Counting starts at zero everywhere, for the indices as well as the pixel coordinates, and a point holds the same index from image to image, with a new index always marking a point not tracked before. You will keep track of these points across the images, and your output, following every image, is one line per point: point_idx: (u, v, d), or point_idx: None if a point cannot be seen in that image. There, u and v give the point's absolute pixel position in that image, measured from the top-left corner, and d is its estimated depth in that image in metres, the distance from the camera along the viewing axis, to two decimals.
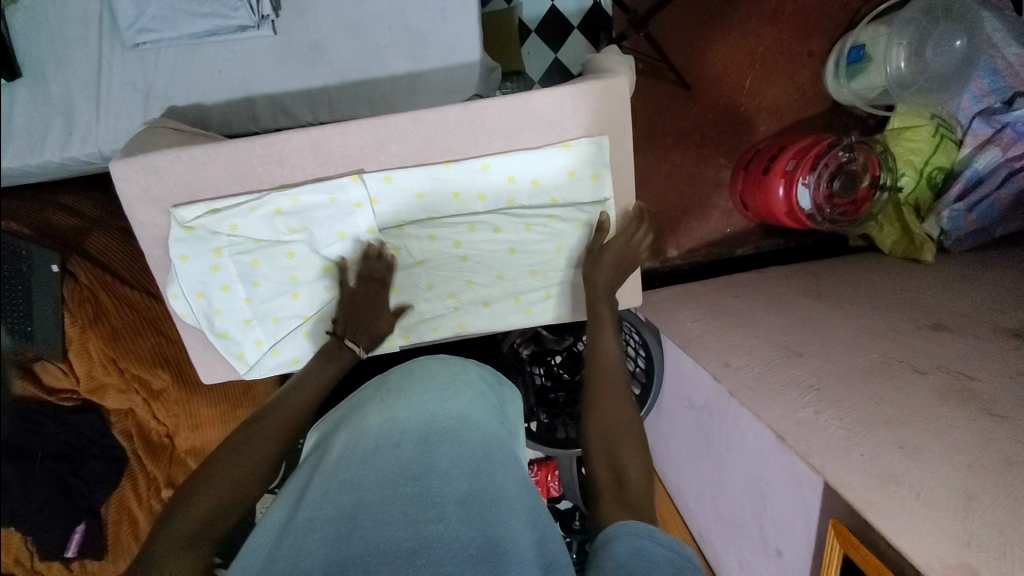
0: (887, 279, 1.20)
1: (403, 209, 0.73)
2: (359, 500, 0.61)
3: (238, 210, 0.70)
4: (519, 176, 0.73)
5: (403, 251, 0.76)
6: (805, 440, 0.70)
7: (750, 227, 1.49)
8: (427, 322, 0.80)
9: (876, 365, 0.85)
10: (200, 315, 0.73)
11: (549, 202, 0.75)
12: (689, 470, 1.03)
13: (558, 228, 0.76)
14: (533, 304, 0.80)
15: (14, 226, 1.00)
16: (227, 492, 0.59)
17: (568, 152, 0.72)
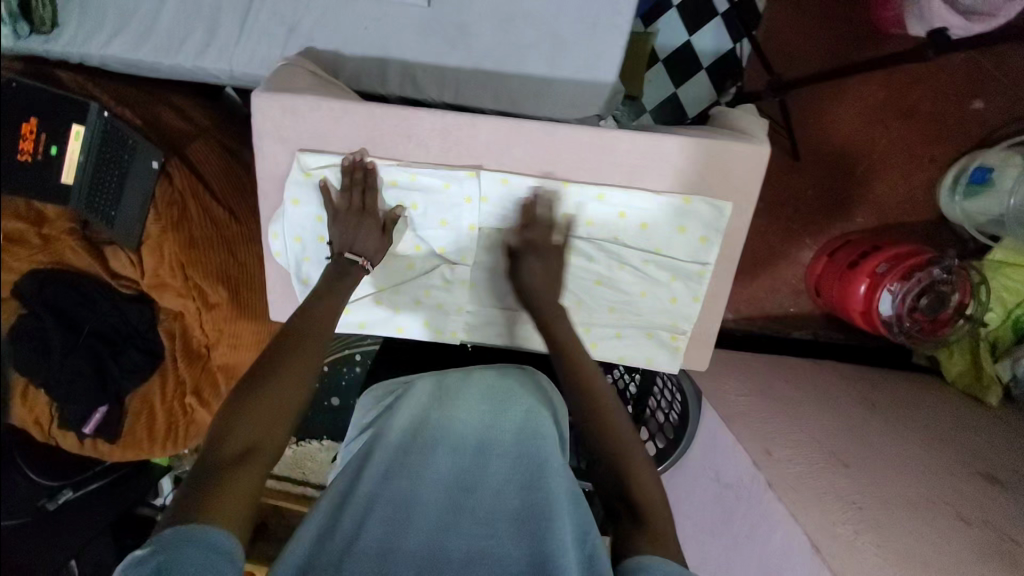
0: (946, 409, 1.15)
1: (510, 213, 0.73)
2: (418, 496, 0.69)
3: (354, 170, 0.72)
4: (630, 214, 0.71)
5: (493, 251, 0.75)
6: (841, 558, 0.68)
7: (814, 313, 1.47)
8: (493, 325, 0.79)
9: (925, 503, 0.81)
10: (291, 258, 0.76)
11: (653, 249, 0.73)
12: (693, 538, 1.02)
13: (653, 276, 0.74)
14: (602, 339, 0.78)
15: (131, 117, 1.10)
16: (255, 438, 0.64)
17: (687, 206, 0.70)
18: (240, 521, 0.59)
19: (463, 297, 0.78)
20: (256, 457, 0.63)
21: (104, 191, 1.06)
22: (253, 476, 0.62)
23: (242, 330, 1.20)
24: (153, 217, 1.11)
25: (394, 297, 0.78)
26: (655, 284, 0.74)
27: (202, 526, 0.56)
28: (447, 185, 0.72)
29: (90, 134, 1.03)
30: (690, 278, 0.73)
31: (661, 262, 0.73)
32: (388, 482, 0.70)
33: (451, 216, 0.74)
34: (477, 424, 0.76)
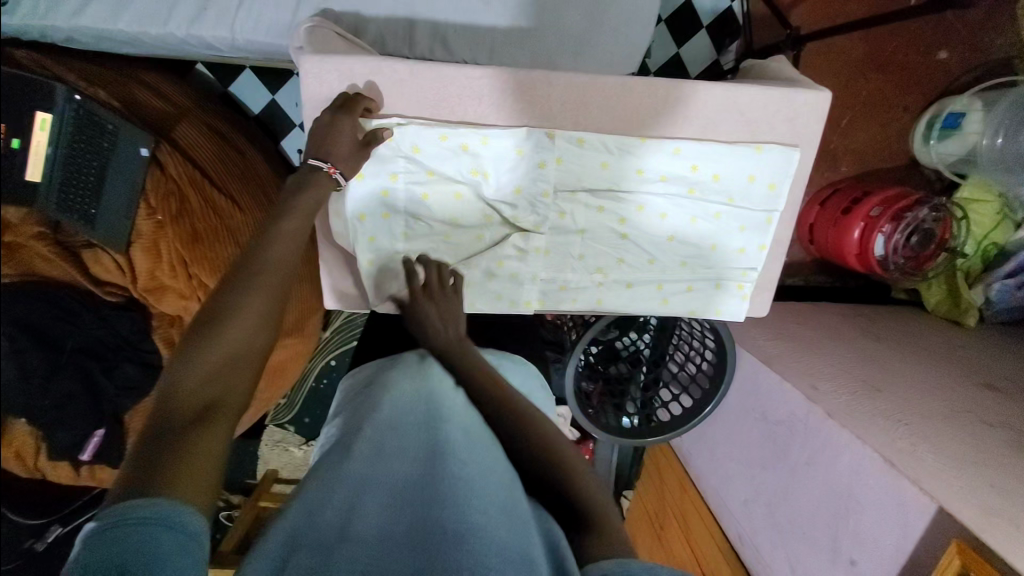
0: (933, 332, 1.28)
1: (587, 175, 0.73)
2: (416, 478, 0.55)
3: (423, 131, 0.71)
4: (702, 165, 0.72)
5: (567, 216, 0.75)
6: (912, 467, 0.75)
7: (806, 260, 1.57)
8: (566, 290, 0.79)
9: (955, 414, 0.90)
10: (353, 235, 0.75)
11: (725, 200, 0.74)
12: (741, 477, 1.10)
13: (724, 227, 0.76)
14: (673, 295, 0.79)
15: (102, 97, 0.96)
16: (213, 390, 0.52)
17: (758, 155, 0.72)
18: (209, 493, 0.47)
19: (533, 262, 0.78)
20: (216, 412, 0.51)
21: (82, 188, 0.93)
22: (220, 436, 0.50)
23: None
24: (146, 211, 0.99)
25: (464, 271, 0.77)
26: (724, 236, 0.76)
27: (171, 500, 0.44)
28: (519, 150, 0.72)
29: (58, 122, 0.90)
30: (755, 229, 0.76)
31: (729, 212, 0.75)
32: (379, 465, 0.56)
33: (524, 184, 0.74)
34: (475, 408, 0.66)
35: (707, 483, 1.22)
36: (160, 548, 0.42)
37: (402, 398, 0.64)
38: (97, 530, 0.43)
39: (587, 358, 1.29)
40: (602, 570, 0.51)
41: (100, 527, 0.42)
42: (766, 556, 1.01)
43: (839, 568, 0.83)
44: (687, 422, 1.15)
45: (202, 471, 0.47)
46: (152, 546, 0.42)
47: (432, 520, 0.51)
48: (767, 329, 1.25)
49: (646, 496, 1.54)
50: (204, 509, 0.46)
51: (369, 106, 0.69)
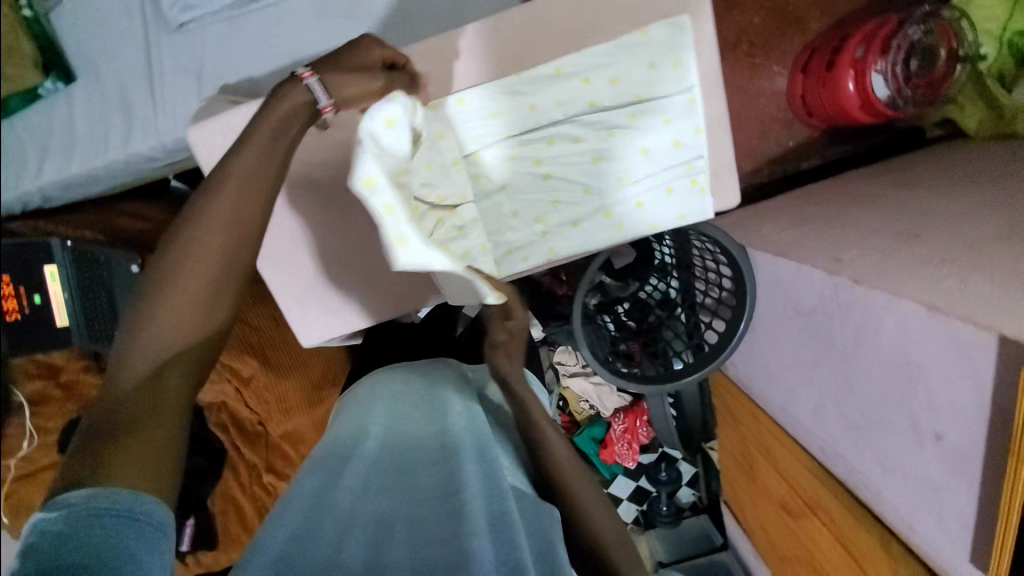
0: (982, 157, 1.09)
1: (483, 131, 0.71)
2: (396, 507, 0.60)
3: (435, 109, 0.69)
4: (595, 70, 0.69)
5: (483, 175, 0.73)
6: (956, 303, 0.63)
7: (815, 136, 1.40)
8: (512, 251, 0.77)
9: (1012, 233, 0.76)
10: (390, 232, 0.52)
11: (634, 100, 0.70)
12: (802, 385, 0.97)
13: (642, 125, 0.71)
14: (625, 216, 0.75)
15: (89, 235, 1.08)
16: (163, 373, 0.55)
17: (645, 38, 0.67)
18: (162, 478, 0.52)
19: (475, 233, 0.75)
20: (165, 401, 0.54)
21: (100, 316, 1.06)
22: (169, 426, 0.54)
23: (286, 390, 1.23)
24: None
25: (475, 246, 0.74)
26: (649, 134, 0.71)
27: (132, 496, 0.48)
28: (440, 135, 0.69)
29: (63, 270, 1.04)
30: (677, 117, 0.71)
31: (641, 109, 0.71)
32: (369, 493, 0.62)
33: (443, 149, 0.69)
34: (466, 426, 0.69)
35: (774, 403, 1.10)
36: (115, 543, 0.46)
37: (388, 436, 0.70)
38: (45, 525, 0.46)
39: (614, 320, 1.25)
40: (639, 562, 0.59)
41: (52, 521, 0.46)
42: (851, 462, 0.88)
43: (928, 447, 0.70)
44: (725, 345, 1.08)
45: (147, 465, 0.51)
46: (109, 545, 0.46)
47: (408, 537, 0.56)
48: (781, 220, 1.13)
49: (729, 440, 1.43)
50: (163, 495, 0.51)
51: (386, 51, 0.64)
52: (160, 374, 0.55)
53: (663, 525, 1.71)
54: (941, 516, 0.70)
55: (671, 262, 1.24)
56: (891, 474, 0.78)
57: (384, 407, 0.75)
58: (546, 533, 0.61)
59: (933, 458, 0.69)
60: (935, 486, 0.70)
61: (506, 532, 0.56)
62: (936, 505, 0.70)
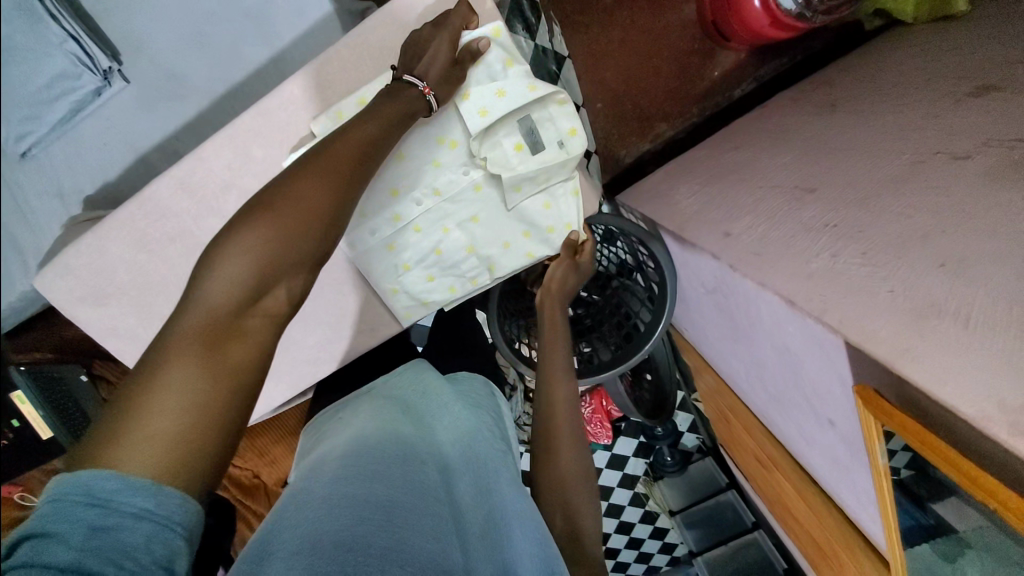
0: (914, 51, 0.95)
1: (406, 147, 0.69)
2: (397, 497, 0.61)
3: (485, 92, 0.67)
4: (487, 57, 0.67)
5: (417, 191, 0.72)
6: (819, 295, 0.58)
7: (741, 58, 1.26)
8: (449, 262, 0.76)
9: (908, 172, 0.68)
10: (544, 234, 0.76)
11: (530, 88, 0.68)
12: (732, 355, 0.93)
13: (537, 116, 0.70)
14: (563, 212, 0.76)
15: (39, 354, 1.15)
16: (234, 315, 0.46)
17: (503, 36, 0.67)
18: (222, 447, 0.43)
19: (416, 245, 0.75)
20: (239, 345, 0.46)
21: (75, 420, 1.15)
22: (249, 378, 0.46)
23: (266, 444, 1.31)
24: None
25: (508, 225, 0.76)
26: (545, 128, 0.71)
27: (178, 492, 0.40)
28: (438, 138, 0.70)
29: (28, 391, 1.08)
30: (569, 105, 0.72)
31: (537, 104, 0.70)
32: (359, 478, 0.62)
33: (366, 175, 0.70)
34: (454, 436, 0.77)
35: (721, 368, 1.08)
36: (141, 548, 0.37)
37: (384, 431, 0.73)
38: (84, 496, 0.37)
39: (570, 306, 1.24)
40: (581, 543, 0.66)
41: (87, 500, 0.37)
42: (783, 428, 0.86)
43: (828, 429, 0.67)
44: (659, 319, 1.04)
45: (195, 431, 0.42)
46: (146, 549, 0.37)
47: (415, 536, 0.58)
48: (697, 175, 1.04)
49: (704, 391, 1.37)
50: (201, 486, 0.42)
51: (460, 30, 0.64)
52: (238, 319, 0.47)
53: (669, 474, 1.70)
54: (857, 489, 0.69)
55: (605, 235, 1.19)
56: (814, 447, 0.76)
57: (372, 411, 0.79)
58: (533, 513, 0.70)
59: (833, 438, 0.67)
60: (844, 465, 0.68)
61: (502, 528, 0.66)
62: (849, 478, 0.70)
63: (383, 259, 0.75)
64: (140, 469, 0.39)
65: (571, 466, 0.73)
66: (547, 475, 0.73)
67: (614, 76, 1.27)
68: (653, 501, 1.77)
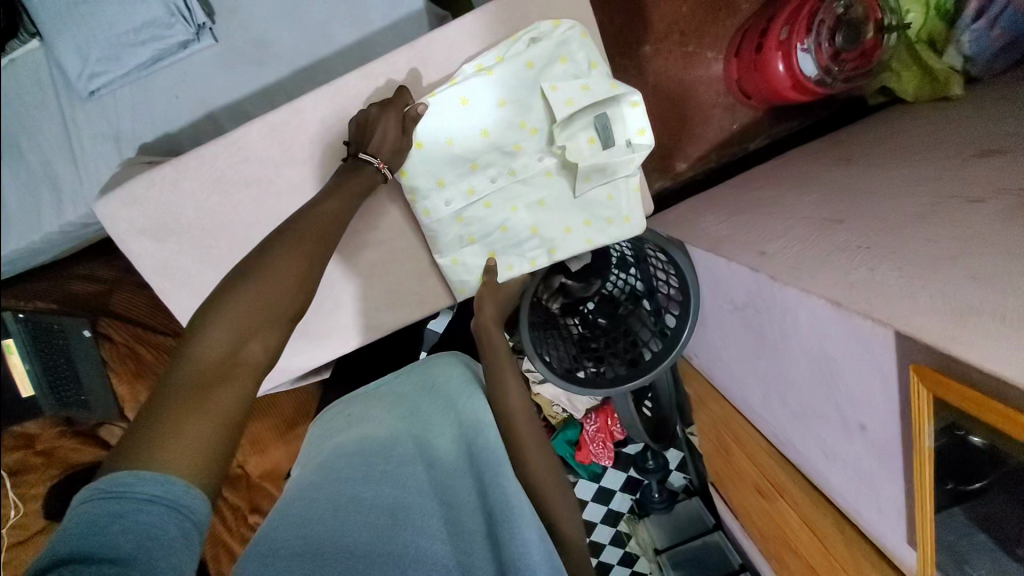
0: (918, 124, 1.08)
1: (489, 125, 0.75)
2: (404, 500, 0.64)
3: (571, 84, 0.73)
4: (577, 57, 0.74)
5: (495, 167, 0.78)
6: (865, 297, 0.63)
7: (758, 116, 1.39)
8: (514, 239, 0.81)
9: (929, 210, 0.76)
10: (603, 224, 0.80)
11: (611, 88, 0.74)
12: (750, 375, 0.97)
13: (611, 115, 0.75)
14: (625, 206, 0.79)
15: (44, 304, 1.11)
16: (214, 363, 0.54)
17: (590, 40, 0.74)
18: (204, 466, 0.50)
19: (485, 219, 0.80)
20: (222, 386, 0.54)
21: (65, 382, 1.06)
22: (229, 408, 0.53)
23: None
24: (116, 378, 1.11)
25: (573, 211, 0.80)
26: (618, 125, 0.75)
27: (184, 483, 0.48)
28: (521, 123, 0.75)
29: (22, 343, 1.05)
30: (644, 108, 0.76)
31: (614, 102, 0.75)
32: (370, 481, 0.64)
33: (453, 149, 0.76)
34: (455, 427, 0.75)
35: (733, 393, 1.11)
36: (154, 525, 0.45)
37: (390, 431, 0.73)
38: (105, 493, 0.45)
39: (583, 322, 1.29)
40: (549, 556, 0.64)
41: (109, 493, 0.45)
42: (800, 448, 0.89)
43: (855, 436, 0.71)
44: (677, 339, 1.08)
45: (196, 443, 0.50)
46: (159, 530, 0.45)
47: (420, 538, 0.61)
48: (723, 209, 1.12)
49: (703, 423, 1.40)
50: (204, 486, 0.49)
51: (408, 100, 0.71)
52: (225, 360, 0.55)
53: (657, 511, 1.67)
54: (877, 501, 0.72)
55: (632, 258, 1.26)
56: (835, 461, 0.79)
57: (375, 409, 0.79)
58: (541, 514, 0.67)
59: (860, 446, 0.70)
60: (867, 474, 0.72)
61: (508, 524, 0.62)
62: (871, 489, 0.73)
63: (454, 226, 0.80)
64: (151, 471, 0.47)
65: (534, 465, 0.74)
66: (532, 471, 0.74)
67: (645, 115, 1.38)
68: (635, 541, 1.73)
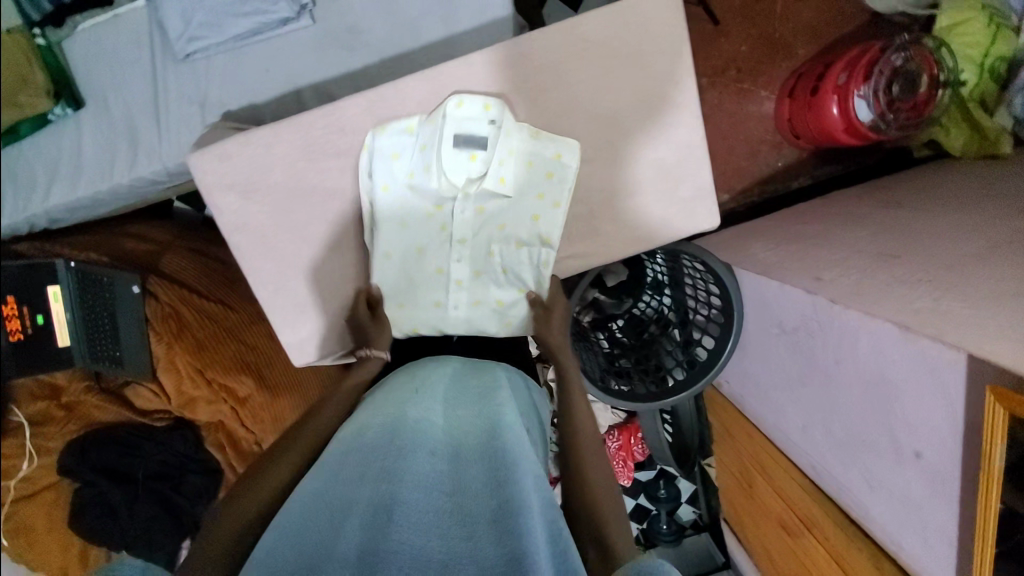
0: (966, 176, 1.11)
1: (407, 216, 0.78)
2: (399, 494, 0.56)
3: (404, 151, 0.75)
4: (376, 143, 0.74)
5: (447, 233, 0.80)
6: (934, 323, 0.64)
7: (803, 157, 1.43)
8: (509, 274, 0.82)
9: (990, 250, 0.77)
10: (562, 182, 0.77)
11: (410, 134, 0.75)
12: (789, 402, 0.98)
13: (457, 128, 0.75)
14: (561, 163, 0.76)
15: (94, 256, 1.11)
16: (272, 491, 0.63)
17: (383, 131, 0.74)
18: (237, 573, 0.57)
19: (479, 283, 0.82)
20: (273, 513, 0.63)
21: (105, 335, 1.08)
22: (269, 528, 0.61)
23: (284, 409, 1.19)
24: (155, 338, 1.10)
25: (531, 206, 0.79)
26: (467, 125, 0.74)
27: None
28: (434, 206, 0.79)
29: (67, 290, 1.05)
30: (468, 97, 0.73)
31: (442, 119, 0.74)
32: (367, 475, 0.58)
33: (418, 280, 0.81)
34: (462, 422, 0.68)
35: (766, 422, 1.11)
36: None
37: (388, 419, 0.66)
38: None
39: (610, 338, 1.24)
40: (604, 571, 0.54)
41: None
42: (840, 479, 0.88)
43: (908, 464, 0.71)
44: (716, 361, 1.08)
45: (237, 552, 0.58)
46: None
47: (415, 539, 0.53)
48: (769, 238, 1.14)
49: (723, 456, 1.39)
50: None
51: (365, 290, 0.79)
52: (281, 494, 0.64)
53: (665, 543, 1.62)
54: (926, 533, 0.72)
55: (665, 280, 1.22)
56: (880, 492, 0.79)
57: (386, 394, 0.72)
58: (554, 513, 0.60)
59: (915, 475, 0.70)
60: (918, 504, 0.71)
61: (520, 514, 0.55)
62: (921, 519, 0.72)
63: (459, 302, 0.82)
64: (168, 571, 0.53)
65: (591, 466, 0.68)
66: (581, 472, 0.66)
67: None
68: None
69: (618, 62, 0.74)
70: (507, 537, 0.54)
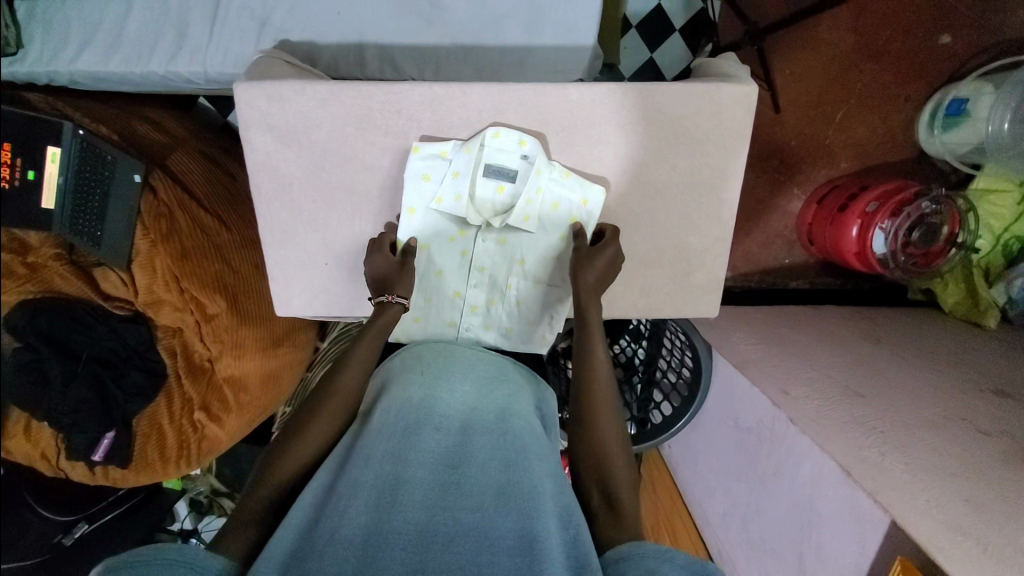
0: (946, 335, 1.17)
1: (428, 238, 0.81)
2: (405, 472, 0.57)
3: (437, 177, 0.77)
4: (409, 167, 0.76)
5: (469, 258, 0.82)
6: (873, 477, 0.69)
7: (810, 262, 1.47)
8: (523, 305, 0.84)
9: (943, 420, 0.81)
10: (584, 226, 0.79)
11: (441, 156, 0.76)
12: (719, 489, 1.03)
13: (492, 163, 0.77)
14: (586, 211, 0.78)
15: (105, 132, 1.07)
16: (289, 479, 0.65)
17: (416, 153, 0.75)
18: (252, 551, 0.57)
19: (494, 308, 0.85)
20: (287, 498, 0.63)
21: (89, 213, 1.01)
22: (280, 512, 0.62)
23: (244, 338, 1.18)
24: (141, 233, 1.07)
25: (553, 246, 0.81)
26: (499, 159, 0.77)
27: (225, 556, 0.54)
28: (459, 232, 0.81)
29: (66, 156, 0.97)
30: (506, 130, 0.74)
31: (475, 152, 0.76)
32: (372, 460, 0.59)
33: (435, 300, 0.84)
34: (466, 401, 0.68)
35: (693, 497, 1.16)
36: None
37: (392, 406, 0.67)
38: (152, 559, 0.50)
39: None
40: (617, 556, 0.55)
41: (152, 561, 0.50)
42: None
43: None
44: (669, 428, 1.10)
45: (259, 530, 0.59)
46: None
47: (424, 512, 0.54)
48: (755, 331, 1.18)
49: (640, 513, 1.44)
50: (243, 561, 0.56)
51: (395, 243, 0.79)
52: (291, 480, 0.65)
53: None
54: None
55: (648, 331, 1.25)
56: None
57: (398, 373, 0.74)
58: (573, 504, 0.60)
59: None
60: None
61: (530, 499, 0.56)
62: None
63: (471, 320, 0.85)
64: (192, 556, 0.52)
65: (608, 431, 0.69)
66: (587, 437, 0.69)
67: None
68: None
69: (680, 141, 0.76)
70: (518, 513, 0.55)
